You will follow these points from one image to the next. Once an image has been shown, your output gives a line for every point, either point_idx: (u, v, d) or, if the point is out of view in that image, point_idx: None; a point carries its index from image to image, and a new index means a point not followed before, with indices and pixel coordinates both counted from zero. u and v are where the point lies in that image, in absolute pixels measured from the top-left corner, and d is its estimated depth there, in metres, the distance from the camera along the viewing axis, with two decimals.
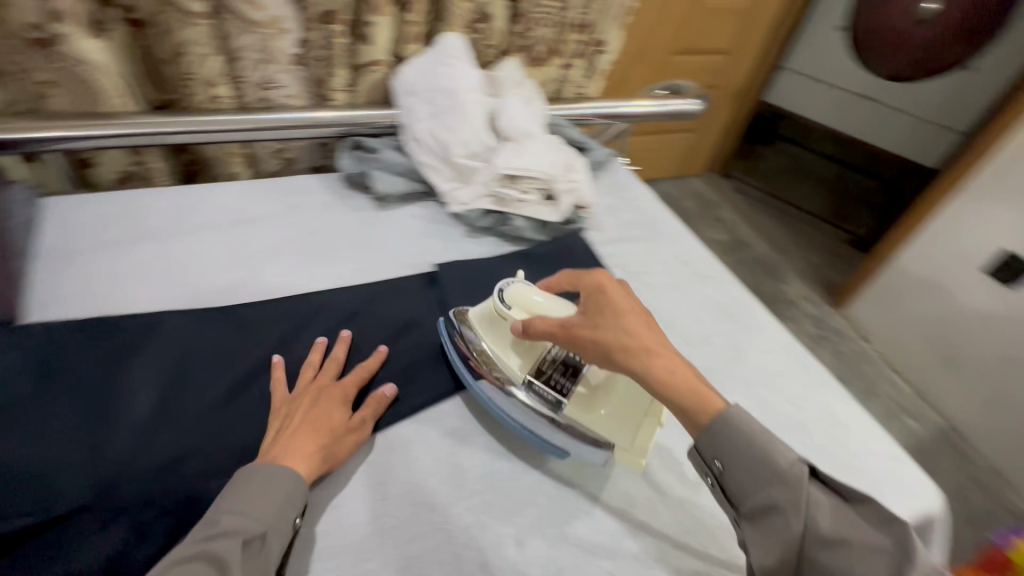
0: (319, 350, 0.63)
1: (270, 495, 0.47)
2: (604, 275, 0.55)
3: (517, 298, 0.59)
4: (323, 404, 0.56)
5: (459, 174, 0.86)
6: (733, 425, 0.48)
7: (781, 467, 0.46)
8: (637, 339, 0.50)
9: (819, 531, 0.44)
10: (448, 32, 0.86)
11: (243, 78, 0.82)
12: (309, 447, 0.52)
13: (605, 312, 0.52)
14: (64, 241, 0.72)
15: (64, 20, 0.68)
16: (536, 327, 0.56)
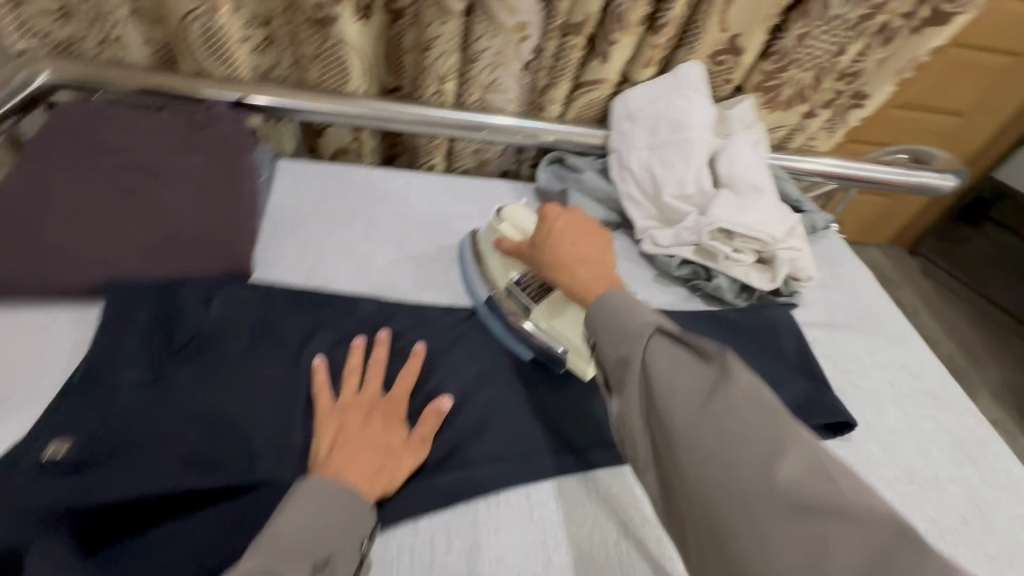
0: (359, 351, 0.58)
1: (327, 529, 0.42)
2: (553, 209, 0.62)
3: (512, 214, 0.69)
4: (375, 422, 0.53)
5: (664, 215, 0.79)
6: (609, 307, 0.49)
7: (629, 325, 0.47)
8: (562, 257, 0.58)
9: (652, 370, 0.43)
10: (689, 60, 0.79)
11: (471, 78, 0.82)
12: (368, 468, 0.48)
13: (541, 239, 0.60)
14: (289, 206, 0.77)
15: (340, 4, 0.72)
16: (506, 249, 0.66)
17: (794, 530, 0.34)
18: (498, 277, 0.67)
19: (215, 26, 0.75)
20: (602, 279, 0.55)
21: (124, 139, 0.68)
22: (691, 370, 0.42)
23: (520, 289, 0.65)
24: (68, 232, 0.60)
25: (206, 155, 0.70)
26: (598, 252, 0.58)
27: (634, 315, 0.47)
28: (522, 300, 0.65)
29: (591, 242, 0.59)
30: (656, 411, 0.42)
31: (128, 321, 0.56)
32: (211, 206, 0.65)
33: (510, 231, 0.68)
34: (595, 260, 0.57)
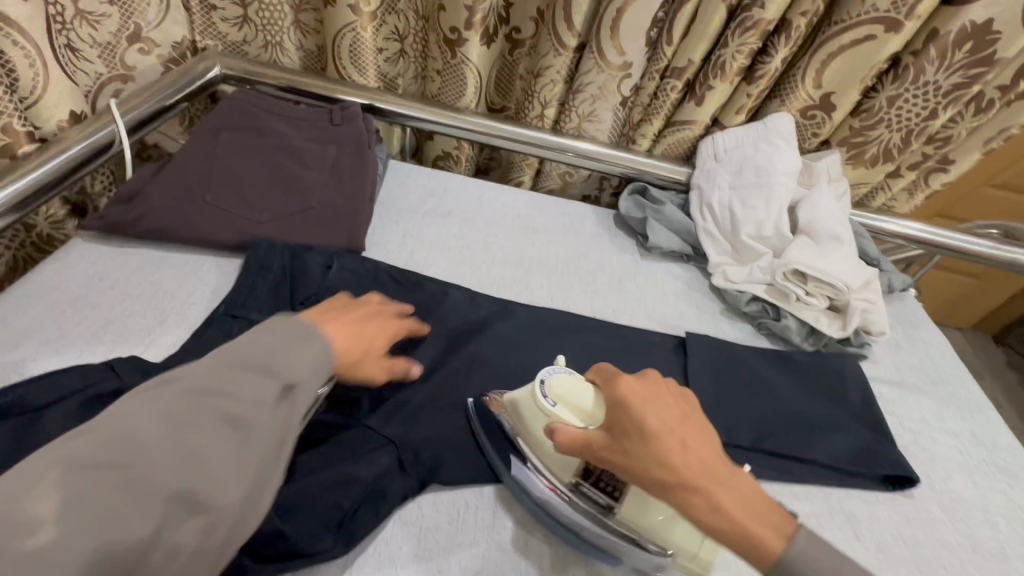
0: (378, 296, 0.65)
1: (291, 362, 0.45)
2: (627, 382, 0.48)
3: (565, 393, 0.51)
4: (372, 324, 0.58)
5: (739, 253, 0.82)
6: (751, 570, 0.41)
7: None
8: (674, 471, 0.43)
9: (796, 565, 0.40)
10: (780, 111, 0.83)
11: (571, 107, 0.90)
12: (343, 338, 0.53)
13: (632, 434, 0.45)
14: (397, 199, 0.87)
15: (472, 29, 0.83)
16: (564, 443, 0.48)
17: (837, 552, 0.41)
18: (556, 470, 0.52)
19: (360, 39, 0.88)
20: (742, 500, 0.42)
21: (276, 126, 0.81)
22: (830, 555, 0.41)
23: (592, 483, 0.51)
24: (224, 194, 0.71)
25: (340, 147, 0.81)
26: (715, 459, 0.44)
27: (801, 549, 0.40)
28: (602, 495, 0.50)
29: (693, 428, 0.46)
30: None
31: (262, 273, 0.66)
32: (339, 188, 0.76)
33: (571, 417, 0.50)
34: (716, 472, 0.43)
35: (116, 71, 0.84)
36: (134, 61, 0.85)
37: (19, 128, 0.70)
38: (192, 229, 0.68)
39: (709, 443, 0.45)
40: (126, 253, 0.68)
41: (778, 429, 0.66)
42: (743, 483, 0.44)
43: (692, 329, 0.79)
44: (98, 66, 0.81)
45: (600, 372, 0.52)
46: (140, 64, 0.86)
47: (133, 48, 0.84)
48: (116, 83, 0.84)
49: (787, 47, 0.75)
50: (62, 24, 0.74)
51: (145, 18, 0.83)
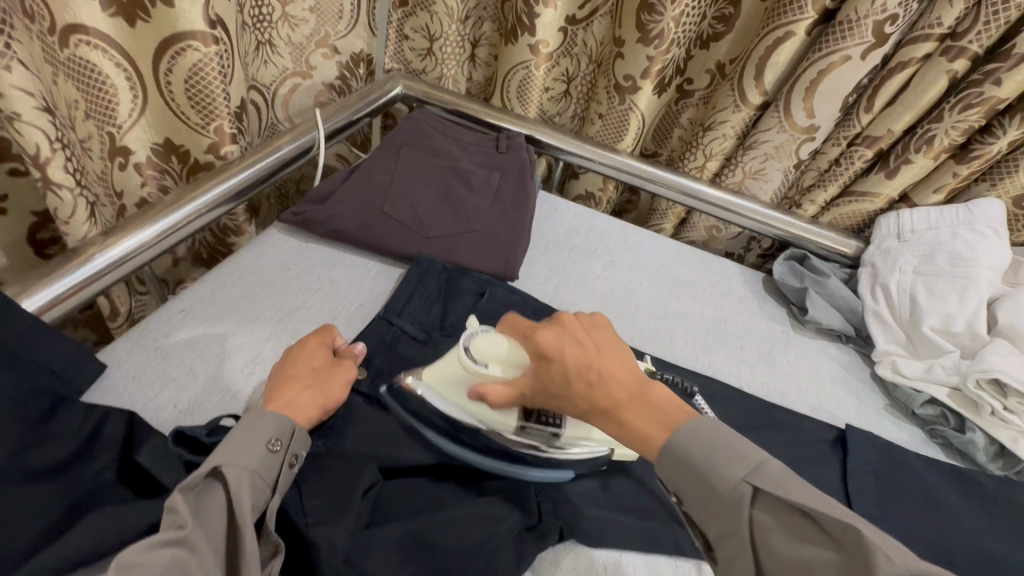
0: (321, 335, 0.60)
1: (245, 447, 0.45)
2: (547, 335, 0.49)
3: (483, 348, 0.57)
4: (298, 354, 0.57)
5: (915, 345, 0.73)
6: (688, 463, 0.41)
7: (723, 489, 0.39)
8: (593, 401, 0.45)
9: (774, 557, 0.37)
10: (989, 197, 0.74)
11: (738, 162, 0.87)
12: (291, 393, 0.52)
13: (556, 376, 0.48)
14: (544, 231, 0.88)
15: (647, 78, 0.83)
16: (501, 394, 0.54)
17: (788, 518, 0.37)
18: (503, 424, 0.56)
19: (531, 76, 0.92)
20: (656, 421, 0.44)
21: (450, 149, 0.85)
22: (812, 551, 0.36)
23: (534, 421, 0.57)
24: (400, 206, 0.76)
25: (504, 175, 0.83)
26: (634, 382, 0.46)
27: (684, 433, 0.42)
28: (545, 426, 0.57)
29: (613, 357, 0.48)
30: (759, 553, 0.38)
31: (420, 289, 0.69)
32: (502, 216, 0.78)
33: (498, 368, 0.56)
34: (633, 393, 0.45)
35: (298, 69, 0.88)
36: (316, 63, 0.91)
37: (230, 128, 0.69)
38: (369, 237, 0.74)
39: (624, 361, 0.48)
40: (309, 249, 0.75)
41: (959, 564, 0.57)
42: (655, 399, 0.45)
43: (852, 422, 0.71)
44: (286, 63, 0.86)
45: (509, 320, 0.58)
46: (321, 67, 0.92)
47: (318, 52, 0.90)
48: (298, 78, 0.89)
49: (1020, 129, 0.67)
50: (268, 23, 0.79)
51: (337, 27, 0.89)
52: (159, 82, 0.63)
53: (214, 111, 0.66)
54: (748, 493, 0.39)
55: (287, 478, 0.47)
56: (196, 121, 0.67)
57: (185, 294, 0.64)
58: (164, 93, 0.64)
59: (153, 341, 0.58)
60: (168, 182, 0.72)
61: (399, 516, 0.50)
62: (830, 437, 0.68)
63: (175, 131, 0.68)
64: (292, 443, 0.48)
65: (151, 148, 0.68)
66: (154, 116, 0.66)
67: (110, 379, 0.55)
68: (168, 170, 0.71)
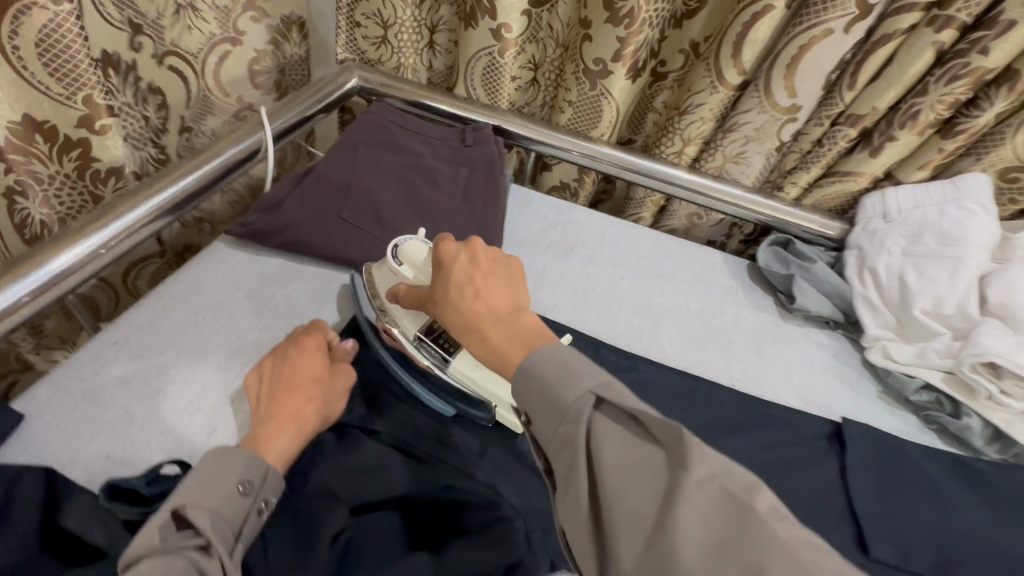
0: (315, 334, 0.57)
1: (209, 496, 0.41)
2: (448, 254, 0.45)
3: (411, 254, 0.54)
4: (295, 357, 0.53)
5: (906, 329, 0.71)
6: (532, 374, 0.38)
7: (563, 402, 0.36)
8: (462, 317, 0.42)
9: (603, 459, 0.34)
10: (975, 171, 0.71)
11: (718, 147, 0.83)
12: (288, 408, 0.49)
13: (441, 295, 0.45)
14: (518, 228, 0.83)
15: (620, 61, 0.78)
16: (407, 300, 0.52)
17: (623, 432, 0.35)
18: (404, 325, 0.54)
19: (496, 63, 0.86)
20: (512, 336, 0.41)
21: (412, 145, 0.78)
22: (642, 458, 0.34)
23: (431, 339, 0.54)
24: (359, 211, 0.70)
25: (471, 170, 0.77)
26: (511, 306, 0.43)
27: (539, 354, 0.38)
28: (439, 350, 0.53)
29: (503, 284, 0.44)
30: (598, 472, 0.35)
31: None
32: (472, 215, 0.73)
33: (409, 273, 0.54)
34: (502, 312, 0.42)
35: (227, 35, 0.77)
36: (246, 27, 0.79)
37: (101, 98, 0.60)
38: (327, 246, 0.68)
39: (513, 291, 0.44)
40: (262, 262, 0.68)
41: (964, 560, 0.55)
42: (535, 326, 0.41)
43: (847, 414, 0.68)
44: (210, 28, 0.75)
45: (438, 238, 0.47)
46: (251, 32, 0.80)
47: (245, 15, 0.78)
48: (226, 46, 0.78)
49: (1007, 100, 0.64)
50: None
51: None
52: (7, 52, 0.53)
53: (79, 77, 0.57)
54: (591, 404, 0.36)
55: (253, 527, 0.43)
56: (59, 93, 0.58)
57: (117, 324, 0.57)
58: (11, 61, 0.54)
59: (80, 381, 0.52)
60: (36, 166, 0.62)
61: (370, 564, 0.44)
62: (826, 433, 0.65)
63: (36, 105, 0.58)
64: (264, 484, 0.44)
65: (6, 127, 0.57)
66: (6, 91, 0.55)
67: (30, 430, 0.48)
68: (32, 152, 0.60)
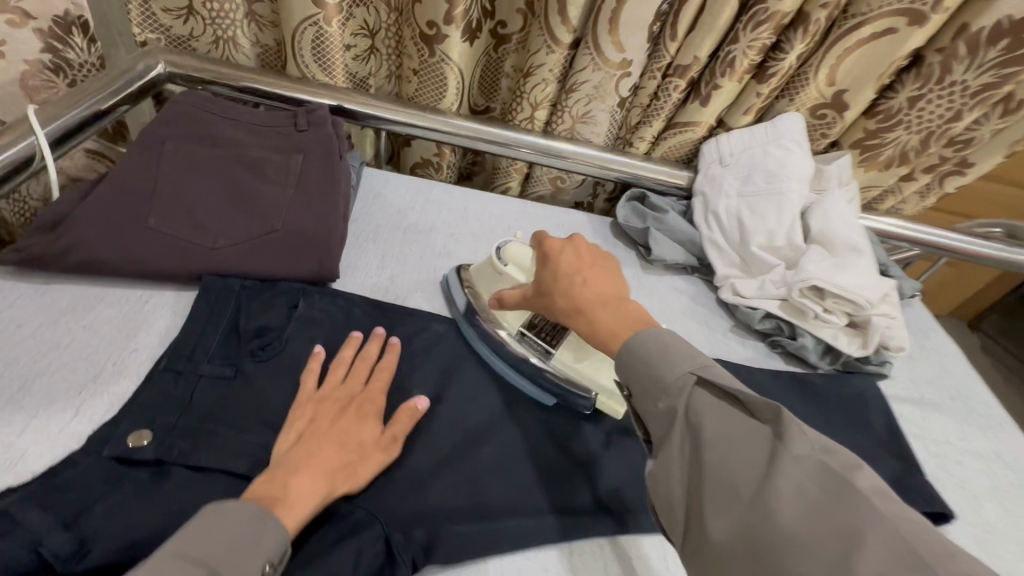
0: (318, 359, 0.55)
1: (230, 557, 0.35)
2: (551, 244, 0.53)
3: (515, 255, 0.61)
4: (347, 416, 0.50)
5: (748, 264, 0.77)
6: (637, 347, 0.43)
7: (665, 378, 0.41)
8: (574, 297, 0.48)
9: (702, 435, 0.38)
10: (790, 111, 0.77)
11: (565, 108, 0.82)
12: (321, 463, 0.45)
13: (550, 280, 0.51)
14: (372, 214, 0.78)
15: (452, 25, 0.74)
16: (510, 301, 0.58)
17: (737, 420, 0.38)
18: (509, 323, 0.61)
19: (322, 35, 0.78)
20: (622, 319, 0.46)
21: (231, 133, 0.69)
22: (748, 434, 0.37)
23: (535, 333, 0.61)
24: (171, 216, 0.61)
25: (306, 157, 0.70)
26: (615, 295, 0.49)
27: (645, 335, 0.44)
28: (542, 344, 0.61)
29: (602, 270, 0.51)
30: (701, 448, 0.38)
31: (216, 317, 0.57)
32: (308, 205, 0.65)
33: (518, 274, 0.60)
34: (610, 297, 0.48)
35: None
36: (3, 36, 0.65)
37: None
38: (132, 258, 0.58)
39: (615, 280, 0.50)
40: (51, 293, 0.58)
41: None
42: (631, 309, 0.47)
43: (701, 351, 0.72)
44: None
45: (535, 235, 0.57)
46: (12, 39, 0.66)
47: None
48: None
49: (804, 43, 0.69)
50: None
51: None
52: None
53: None
54: (690, 380, 0.41)
55: None
56: None
57: None
58: None
59: None
60: None
61: None
62: None
63: None
64: (285, 555, 0.39)
65: None
66: None
67: None
68: None
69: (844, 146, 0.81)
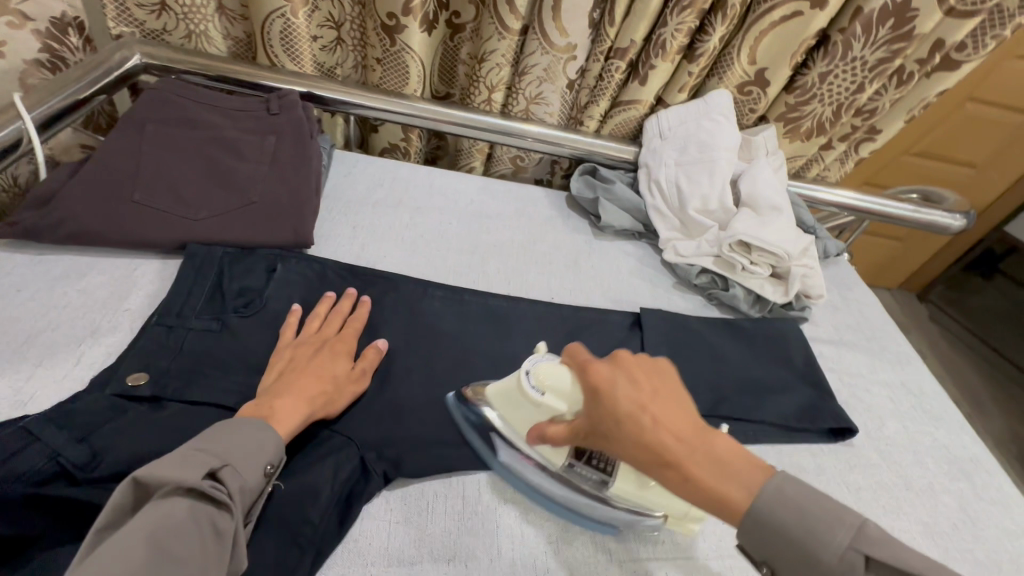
0: (296, 314, 0.61)
1: (240, 455, 0.40)
2: (601, 372, 0.44)
3: (548, 380, 0.50)
4: (324, 355, 0.57)
5: (687, 227, 0.85)
6: (770, 520, 0.39)
7: (818, 556, 0.38)
8: (654, 450, 0.40)
9: None
10: (719, 88, 0.86)
11: (519, 90, 0.90)
12: (303, 390, 0.51)
13: (610, 423, 0.42)
14: (343, 191, 0.84)
15: (410, 15, 0.81)
16: (557, 439, 0.48)
17: None
18: (552, 457, 0.53)
19: (290, 26, 0.84)
20: (724, 473, 0.40)
21: (208, 117, 0.75)
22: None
23: (584, 461, 0.53)
24: (156, 191, 0.67)
25: (279, 138, 0.76)
26: (693, 427, 0.42)
27: (769, 495, 0.40)
28: (595, 471, 0.52)
29: (669, 399, 0.43)
30: None
31: (200, 278, 0.63)
32: (283, 181, 0.72)
33: (558, 404, 0.50)
34: (693, 440, 0.41)
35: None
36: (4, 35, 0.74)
37: None
38: (119, 229, 0.64)
39: (684, 406, 0.43)
40: (45, 262, 0.63)
41: (729, 395, 0.69)
42: (719, 446, 0.42)
43: (646, 304, 0.80)
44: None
45: (570, 354, 0.49)
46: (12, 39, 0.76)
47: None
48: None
49: (724, 26, 0.78)
50: None
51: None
52: None
53: None
54: (856, 558, 0.37)
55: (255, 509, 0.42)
56: None
57: None
58: None
59: None
60: None
61: None
62: (629, 324, 0.77)
63: None
64: (282, 463, 0.44)
65: None
66: None
67: None
68: None
69: (769, 119, 0.90)
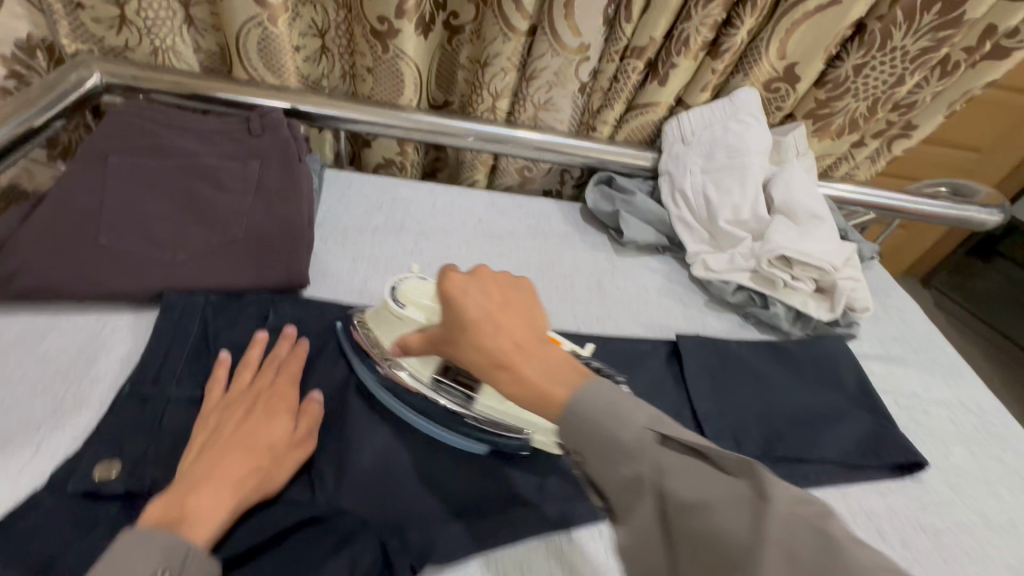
0: (223, 364, 0.52)
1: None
2: (453, 279, 0.42)
3: (412, 294, 0.55)
4: (258, 419, 0.48)
5: (717, 239, 0.78)
6: (614, 425, 0.35)
7: (623, 440, 0.34)
8: (489, 353, 0.39)
9: (676, 500, 0.32)
10: (745, 86, 0.78)
11: (525, 97, 0.82)
12: (229, 472, 0.43)
13: (455, 328, 0.41)
14: (339, 217, 0.76)
15: (404, 17, 0.73)
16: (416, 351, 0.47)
17: (733, 491, 0.32)
18: (416, 369, 0.54)
19: (270, 36, 0.75)
20: (550, 368, 0.38)
21: (178, 143, 0.66)
22: (721, 489, 0.32)
23: (447, 377, 0.54)
24: (124, 235, 0.58)
25: (263, 163, 0.67)
26: (532, 337, 0.40)
27: (587, 392, 0.36)
28: (458, 387, 0.54)
29: (517, 309, 0.42)
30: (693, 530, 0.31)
31: (180, 336, 0.54)
32: (270, 213, 0.63)
33: (420, 316, 0.53)
34: (526, 344, 0.40)
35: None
36: None
37: None
38: (84, 281, 0.55)
39: (531, 317, 0.42)
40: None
41: (783, 431, 0.62)
42: (552, 351, 0.40)
43: (679, 329, 0.73)
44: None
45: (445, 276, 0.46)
46: None
47: None
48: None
49: (753, 18, 0.71)
50: None
51: None
52: None
53: None
54: (652, 437, 0.34)
55: None
56: None
57: None
58: None
59: None
60: None
61: None
62: (665, 353, 0.69)
63: None
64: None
65: None
66: None
67: None
68: None
69: (798, 117, 0.83)
